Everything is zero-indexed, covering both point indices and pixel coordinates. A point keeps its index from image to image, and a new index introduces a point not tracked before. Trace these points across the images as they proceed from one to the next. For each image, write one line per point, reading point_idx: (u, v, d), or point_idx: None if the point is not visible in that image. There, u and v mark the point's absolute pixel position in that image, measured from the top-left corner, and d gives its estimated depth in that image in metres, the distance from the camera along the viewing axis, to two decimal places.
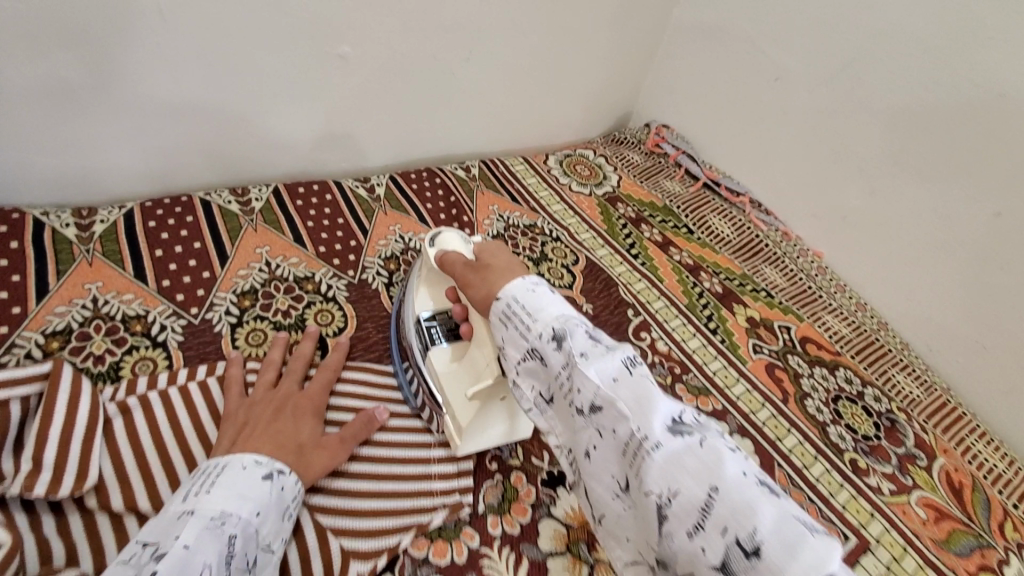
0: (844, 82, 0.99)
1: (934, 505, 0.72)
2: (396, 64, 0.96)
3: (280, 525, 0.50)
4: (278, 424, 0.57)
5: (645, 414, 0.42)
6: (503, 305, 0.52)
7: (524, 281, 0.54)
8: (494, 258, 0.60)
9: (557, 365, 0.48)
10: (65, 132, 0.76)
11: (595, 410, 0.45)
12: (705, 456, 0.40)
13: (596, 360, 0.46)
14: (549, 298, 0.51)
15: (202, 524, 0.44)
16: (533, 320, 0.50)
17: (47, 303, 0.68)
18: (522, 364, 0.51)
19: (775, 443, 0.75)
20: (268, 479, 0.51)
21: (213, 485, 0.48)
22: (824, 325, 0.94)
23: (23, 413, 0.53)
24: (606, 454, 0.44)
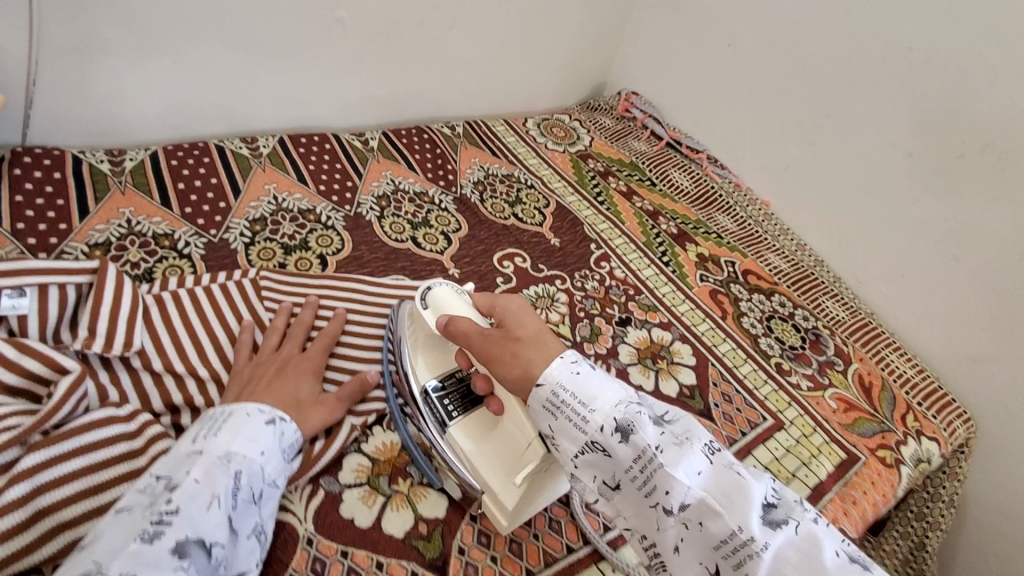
0: (789, 48, 1.12)
1: (845, 399, 0.85)
2: (389, 30, 1.08)
3: (284, 465, 0.53)
4: (278, 381, 0.61)
5: (741, 506, 0.43)
6: (549, 394, 0.49)
7: (564, 360, 0.51)
8: (520, 327, 0.56)
9: (628, 459, 0.46)
10: (99, 82, 0.88)
11: (683, 508, 0.45)
12: (804, 546, 0.42)
13: (676, 457, 0.46)
14: (601, 382, 0.49)
15: (210, 461, 0.47)
16: (589, 411, 0.47)
17: (90, 221, 0.80)
18: (582, 458, 0.48)
19: (712, 348, 0.88)
20: (271, 425, 0.53)
21: (219, 429, 0.51)
22: (767, 261, 1.07)
23: (77, 296, 0.66)
24: (697, 547, 0.45)
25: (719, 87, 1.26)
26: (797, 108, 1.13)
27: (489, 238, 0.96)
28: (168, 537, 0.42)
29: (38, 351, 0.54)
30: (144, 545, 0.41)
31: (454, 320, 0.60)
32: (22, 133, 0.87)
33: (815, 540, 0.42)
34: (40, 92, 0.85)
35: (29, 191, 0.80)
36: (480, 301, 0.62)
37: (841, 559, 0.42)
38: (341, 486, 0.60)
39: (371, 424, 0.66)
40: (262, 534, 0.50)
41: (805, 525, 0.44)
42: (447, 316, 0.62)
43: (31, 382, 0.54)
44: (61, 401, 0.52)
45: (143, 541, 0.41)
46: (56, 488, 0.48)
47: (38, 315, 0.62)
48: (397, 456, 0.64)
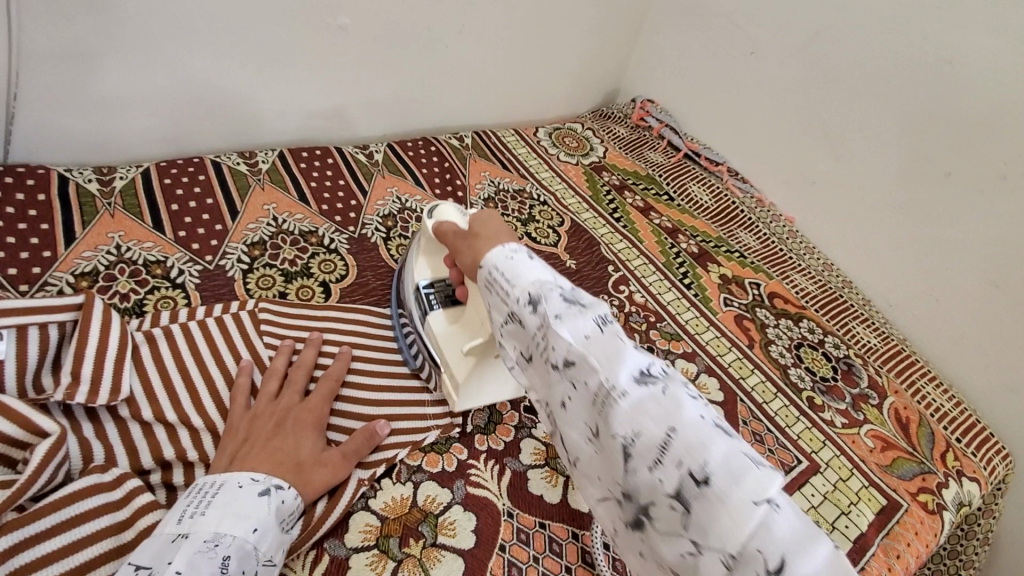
0: (817, 56, 1.06)
1: (882, 436, 0.80)
2: (395, 38, 1.03)
3: (282, 538, 0.49)
4: (277, 440, 0.56)
5: (613, 364, 0.42)
6: (486, 274, 0.52)
7: (505, 248, 0.53)
8: (483, 224, 0.60)
9: (534, 325, 0.47)
10: (87, 96, 0.83)
11: (568, 365, 0.44)
12: (668, 405, 0.40)
13: (570, 320, 0.45)
14: (529, 263, 0.50)
15: (195, 548, 0.44)
16: (512, 284, 0.49)
17: (76, 248, 0.74)
18: (505, 328, 0.50)
19: (739, 380, 0.82)
20: (265, 496, 0.49)
21: (207, 506, 0.47)
22: (792, 283, 1.02)
23: (60, 334, 0.61)
24: (579, 406, 0.44)
25: (739, 96, 1.21)
26: (823, 120, 1.08)
27: None
28: None
29: (13, 411, 0.48)
30: None
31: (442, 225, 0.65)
32: (5, 150, 0.82)
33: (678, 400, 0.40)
34: (21, 107, 0.79)
35: (11, 215, 0.74)
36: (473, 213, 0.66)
37: (702, 421, 0.39)
38: (348, 550, 0.55)
39: (379, 477, 0.61)
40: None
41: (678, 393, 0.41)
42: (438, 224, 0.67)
43: (6, 446, 0.48)
44: (38, 470, 0.47)
45: None
46: (31, 573, 0.44)
47: (16, 360, 0.56)
48: (407, 513, 0.59)
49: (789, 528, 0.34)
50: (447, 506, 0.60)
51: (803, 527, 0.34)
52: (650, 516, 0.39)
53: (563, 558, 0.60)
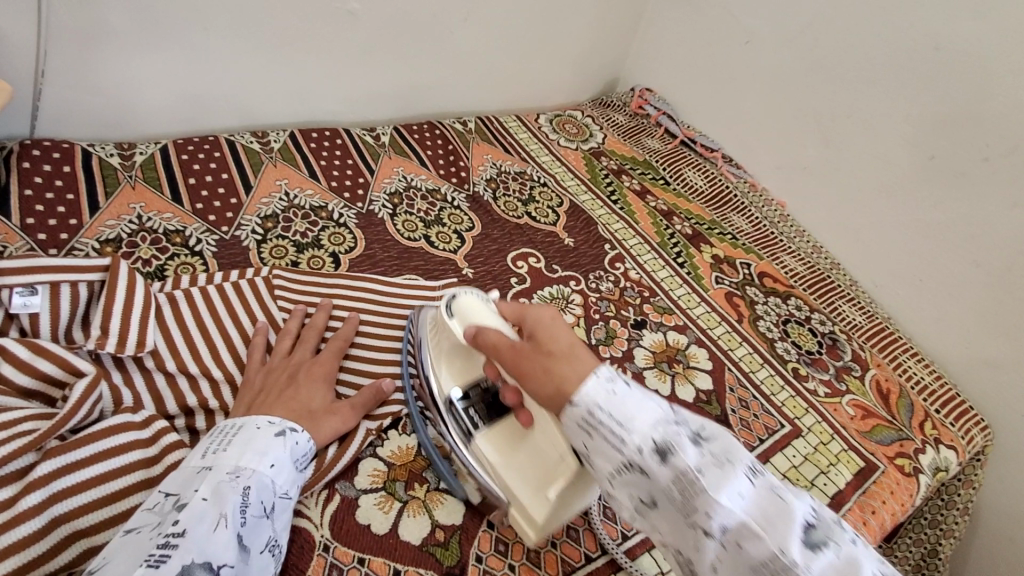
0: (809, 45, 1.10)
1: (863, 405, 0.84)
2: (403, 22, 1.06)
3: (296, 475, 0.53)
4: (290, 390, 0.60)
5: (782, 530, 0.39)
6: (584, 415, 0.44)
7: (599, 377, 0.45)
8: (551, 338, 0.50)
9: (667, 481, 0.41)
10: (109, 74, 0.87)
11: (724, 531, 0.40)
12: (847, 569, 0.38)
13: (720, 481, 0.40)
14: (638, 398, 0.44)
15: (218, 478, 0.47)
16: (627, 432, 0.42)
17: (100, 217, 0.79)
18: (617, 478, 0.43)
19: (728, 352, 0.87)
20: (281, 436, 0.54)
21: (229, 443, 0.51)
22: (782, 264, 1.06)
23: (89, 294, 0.64)
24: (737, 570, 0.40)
25: (735, 84, 1.25)
26: (815, 107, 1.11)
27: (503, 237, 0.95)
28: (174, 561, 0.41)
29: (52, 352, 0.53)
30: (149, 569, 0.40)
31: (483, 329, 0.56)
32: (30, 124, 0.86)
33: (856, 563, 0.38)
34: (48, 83, 0.83)
35: (38, 185, 0.79)
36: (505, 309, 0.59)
37: None
38: (357, 491, 0.59)
39: (386, 428, 0.65)
40: (276, 548, 0.50)
41: (847, 548, 0.40)
42: (470, 323, 0.59)
43: (46, 384, 0.53)
44: (77, 405, 0.51)
45: (148, 565, 0.40)
46: (70, 496, 0.48)
47: (50, 314, 0.61)
48: (412, 461, 0.63)
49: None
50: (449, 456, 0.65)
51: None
52: None
53: None
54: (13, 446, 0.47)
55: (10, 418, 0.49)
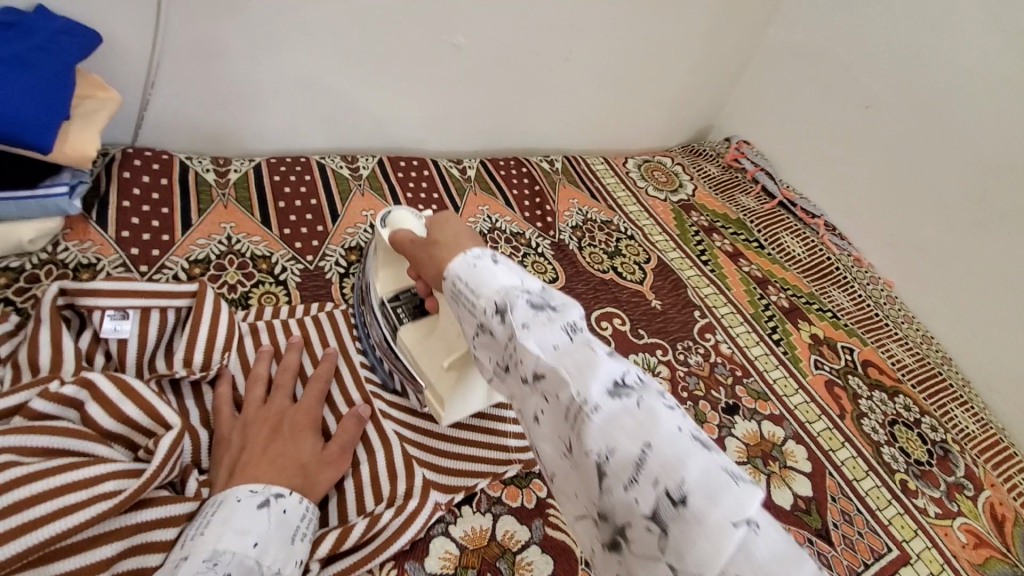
0: (940, 119, 1.03)
1: (976, 532, 0.76)
2: (509, 58, 1.04)
3: (290, 549, 0.46)
4: (275, 445, 0.53)
5: (584, 376, 0.38)
6: (450, 284, 0.47)
7: (467, 255, 0.47)
8: (439, 227, 0.54)
9: (503, 336, 0.42)
10: (218, 89, 0.87)
11: (539, 378, 0.40)
12: (642, 418, 0.36)
13: (537, 330, 0.40)
14: (495, 270, 0.45)
15: (194, 569, 0.41)
16: (476, 294, 0.44)
17: (192, 235, 0.78)
18: (478, 338, 0.45)
19: (829, 453, 0.78)
20: (265, 507, 0.46)
21: (206, 524, 0.44)
22: (887, 351, 0.96)
23: (176, 321, 0.62)
24: (551, 422, 0.39)
25: (846, 148, 1.16)
26: (938, 187, 1.04)
27: (587, 293, 0.90)
28: None
29: (141, 395, 0.51)
30: None
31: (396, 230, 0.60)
32: (134, 132, 0.87)
33: (652, 412, 0.35)
34: (156, 94, 0.84)
35: (137, 196, 0.79)
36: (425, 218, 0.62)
37: (678, 433, 0.34)
38: (427, 575, 0.55)
39: (459, 503, 0.60)
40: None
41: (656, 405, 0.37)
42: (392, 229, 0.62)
43: (131, 429, 0.51)
44: (162, 463, 0.47)
45: None
46: None
47: (138, 340, 0.60)
48: (486, 547, 0.58)
49: (768, 545, 0.31)
50: (525, 545, 0.59)
51: (786, 543, 0.31)
52: (628, 539, 0.35)
53: None
54: (96, 510, 0.43)
55: (94, 475, 0.44)
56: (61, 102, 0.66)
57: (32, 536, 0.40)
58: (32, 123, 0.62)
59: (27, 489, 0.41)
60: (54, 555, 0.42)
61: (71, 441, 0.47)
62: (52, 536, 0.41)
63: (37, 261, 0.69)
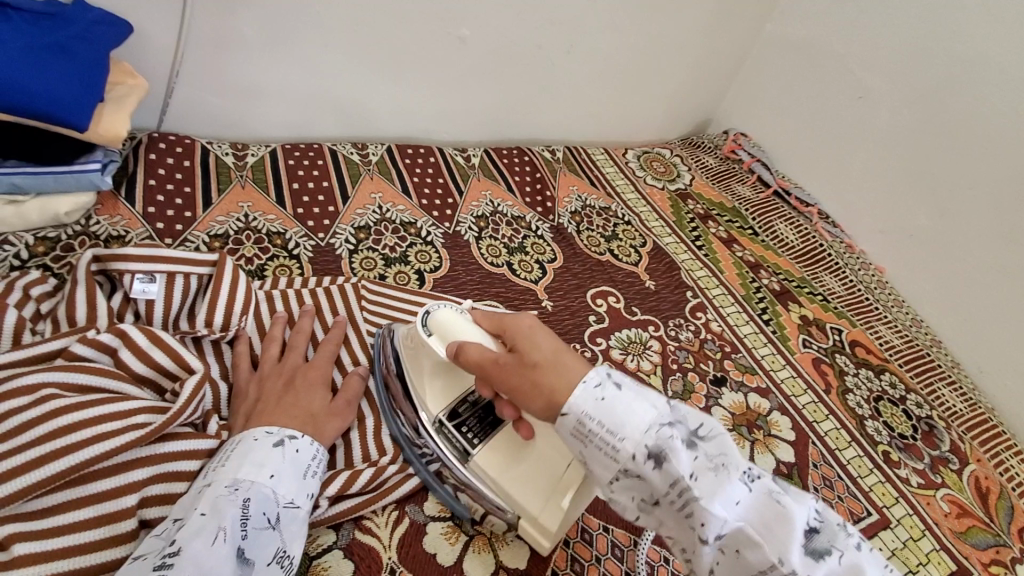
0: (930, 110, 1.06)
1: (957, 502, 0.79)
2: (512, 51, 1.09)
3: (302, 483, 0.50)
4: (289, 396, 0.58)
5: (779, 537, 0.41)
6: (579, 428, 0.45)
7: (586, 387, 0.46)
8: (532, 348, 0.51)
9: (663, 485, 0.43)
10: (238, 78, 0.93)
11: (720, 537, 0.42)
12: (847, 574, 0.41)
13: (713, 489, 0.42)
14: (630, 402, 0.45)
15: (216, 493, 0.46)
16: (619, 441, 0.44)
17: (211, 212, 0.83)
18: (617, 483, 0.46)
19: (813, 425, 0.82)
20: (279, 446, 0.51)
21: (227, 458, 0.49)
22: (876, 333, 1.00)
23: (198, 286, 0.68)
24: (733, 568, 0.43)
25: (840, 139, 1.20)
26: (929, 176, 1.07)
27: (584, 273, 0.94)
28: None
29: (168, 345, 0.56)
30: None
31: (466, 346, 0.54)
32: (159, 118, 0.93)
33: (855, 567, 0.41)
34: (180, 82, 0.90)
35: (161, 176, 0.84)
36: (487, 322, 0.57)
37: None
38: (425, 517, 0.59)
39: None
40: (286, 560, 0.47)
41: (845, 553, 0.42)
42: (453, 341, 0.56)
43: (159, 375, 0.56)
44: (186, 403, 0.52)
45: None
46: (160, 505, 0.49)
47: (164, 301, 0.65)
48: None
49: None
50: None
51: None
52: None
53: (624, 563, 0.61)
54: (127, 438, 0.48)
55: (127, 409, 0.49)
56: (95, 83, 0.71)
57: (71, 457, 0.45)
58: (73, 104, 0.69)
59: (67, 419, 0.47)
60: (91, 477, 0.47)
61: (107, 382, 0.52)
62: (88, 460, 0.46)
63: (72, 232, 0.75)
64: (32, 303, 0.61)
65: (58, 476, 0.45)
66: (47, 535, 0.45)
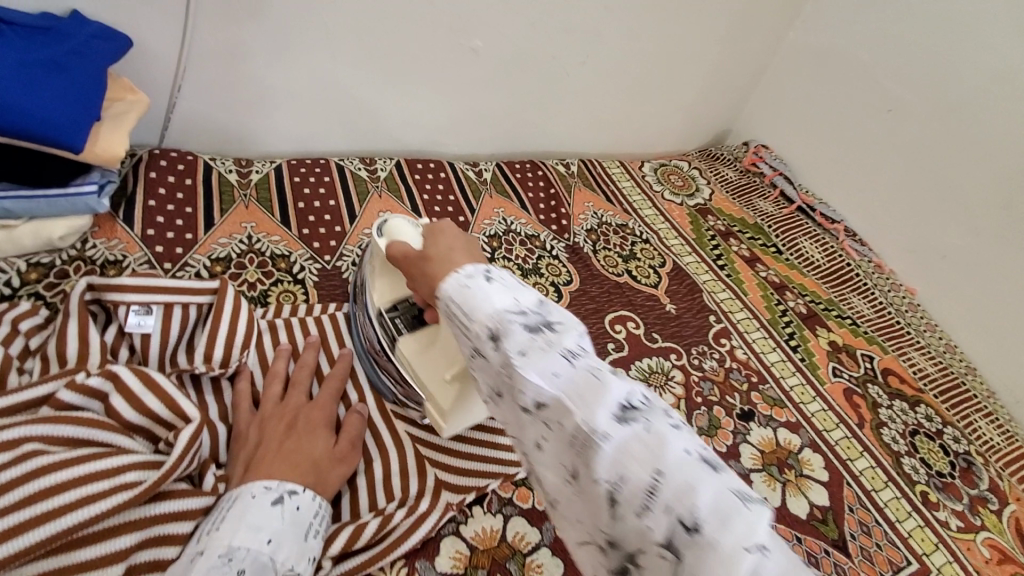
0: (967, 125, 1.01)
1: (1001, 549, 0.74)
2: (527, 62, 1.05)
3: (303, 546, 0.46)
4: (290, 441, 0.54)
5: (589, 403, 0.35)
6: (444, 309, 0.44)
7: (464, 273, 0.44)
8: (435, 239, 0.51)
9: (498, 363, 0.39)
10: (243, 93, 0.90)
11: (540, 408, 0.37)
12: (653, 444, 0.33)
13: (536, 359, 0.37)
14: (488, 289, 0.42)
15: (209, 564, 0.42)
16: (469, 319, 0.41)
17: (213, 234, 0.80)
18: (472, 362, 0.42)
19: (846, 462, 0.77)
20: (278, 504, 0.47)
21: (222, 520, 0.45)
22: (908, 360, 0.94)
23: (197, 317, 0.64)
24: (553, 452, 0.37)
25: (868, 153, 1.15)
26: (966, 194, 1.02)
27: (601, 296, 0.90)
28: None
29: (163, 389, 0.52)
30: None
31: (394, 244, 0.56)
32: (160, 134, 0.89)
33: (661, 436, 0.33)
34: (182, 97, 0.86)
35: (162, 196, 0.81)
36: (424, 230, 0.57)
37: (690, 457, 0.32)
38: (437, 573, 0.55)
39: (470, 504, 0.61)
40: None
41: (659, 426, 0.34)
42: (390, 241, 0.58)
43: (153, 422, 0.52)
44: (181, 456, 0.48)
45: None
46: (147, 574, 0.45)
47: (160, 334, 0.61)
48: (496, 547, 0.58)
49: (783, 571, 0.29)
50: (535, 547, 0.59)
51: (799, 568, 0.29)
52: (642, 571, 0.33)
53: None
54: (116, 500, 0.44)
55: (116, 465, 0.45)
56: (92, 103, 0.68)
57: (54, 524, 0.41)
58: (64, 121, 0.64)
59: (50, 479, 0.42)
60: (75, 544, 0.43)
61: (95, 432, 0.48)
62: (73, 525, 0.42)
63: (67, 257, 0.71)
64: (20, 339, 0.58)
65: (38, 547, 0.41)
66: None
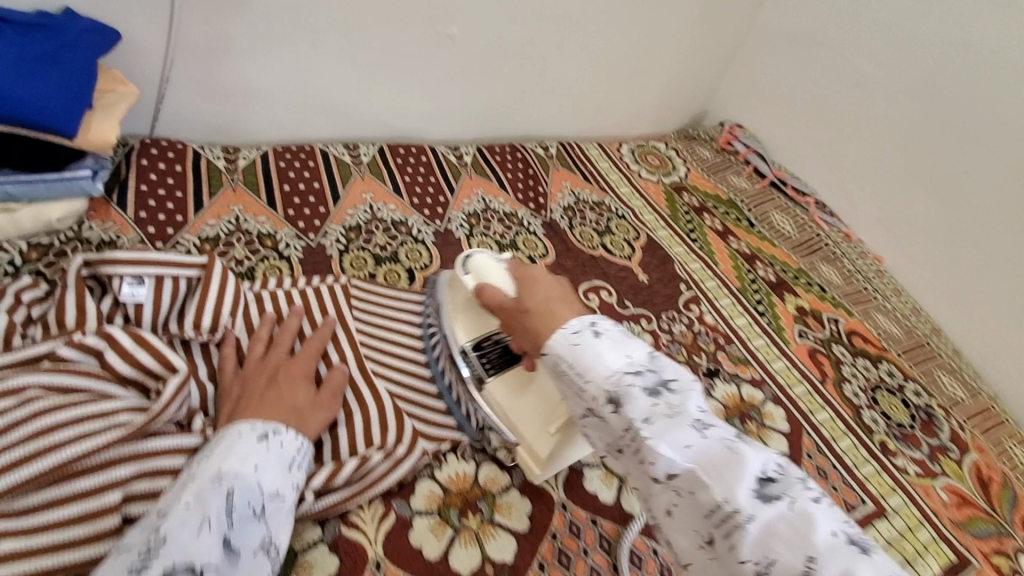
0: (928, 96, 1.05)
1: (957, 491, 0.78)
2: (503, 48, 1.09)
3: (287, 475, 0.50)
4: (271, 392, 0.58)
5: (729, 481, 0.38)
6: (553, 366, 0.46)
7: (567, 329, 0.47)
8: (527, 291, 0.52)
9: (620, 427, 0.42)
10: (228, 83, 0.94)
11: (673, 477, 0.40)
12: (799, 523, 0.36)
13: (663, 429, 0.40)
14: (600, 348, 0.44)
15: (201, 484, 0.46)
16: (585, 380, 0.44)
17: (203, 215, 0.84)
18: (585, 421, 0.46)
19: (808, 415, 0.81)
20: (263, 440, 0.51)
21: (212, 453, 0.49)
22: (874, 322, 0.98)
23: (188, 288, 0.68)
24: (686, 519, 0.39)
25: (837, 127, 1.18)
26: (928, 161, 1.06)
27: (576, 268, 0.94)
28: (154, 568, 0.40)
29: (153, 346, 0.57)
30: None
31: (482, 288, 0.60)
32: (150, 124, 0.93)
33: (807, 516, 0.36)
34: (170, 88, 0.91)
35: (153, 181, 0.85)
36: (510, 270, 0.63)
37: (836, 539, 0.35)
38: (412, 511, 0.60)
39: (445, 452, 0.66)
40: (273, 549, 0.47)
41: (803, 504, 0.37)
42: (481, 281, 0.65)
43: (144, 375, 0.56)
44: (169, 400, 0.52)
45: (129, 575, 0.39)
46: (144, 502, 0.50)
47: (152, 304, 0.65)
48: (468, 488, 0.63)
49: None
50: (505, 488, 0.64)
51: None
52: None
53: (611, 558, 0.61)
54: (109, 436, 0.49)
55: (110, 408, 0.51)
56: (84, 92, 0.72)
57: (56, 456, 0.47)
58: (61, 111, 0.69)
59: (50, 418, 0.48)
60: (76, 475, 0.48)
61: (90, 383, 0.53)
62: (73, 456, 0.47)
63: (64, 238, 0.76)
64: (22, 309, 0.62)
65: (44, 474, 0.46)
66: (33, 531, 0.45)
